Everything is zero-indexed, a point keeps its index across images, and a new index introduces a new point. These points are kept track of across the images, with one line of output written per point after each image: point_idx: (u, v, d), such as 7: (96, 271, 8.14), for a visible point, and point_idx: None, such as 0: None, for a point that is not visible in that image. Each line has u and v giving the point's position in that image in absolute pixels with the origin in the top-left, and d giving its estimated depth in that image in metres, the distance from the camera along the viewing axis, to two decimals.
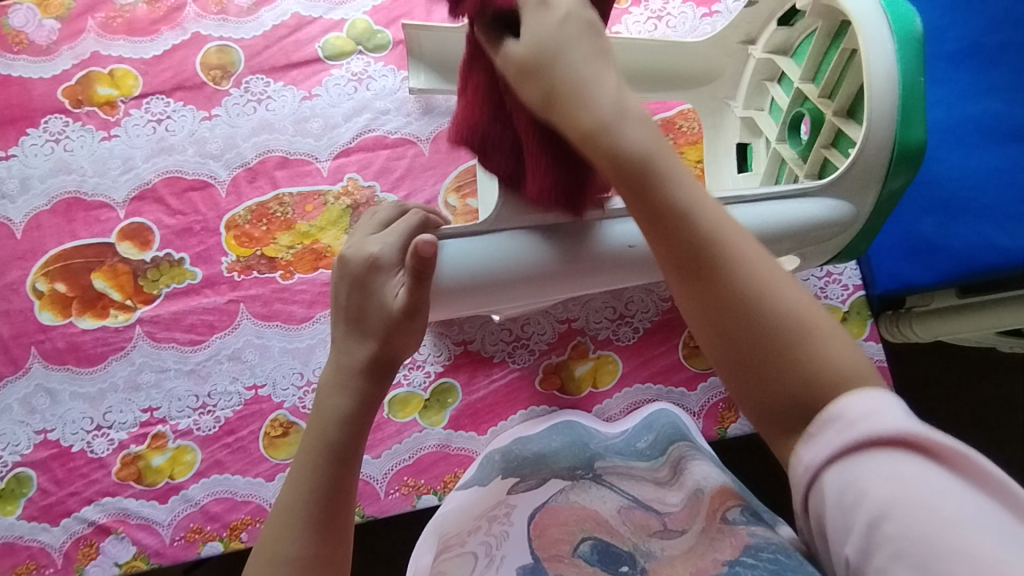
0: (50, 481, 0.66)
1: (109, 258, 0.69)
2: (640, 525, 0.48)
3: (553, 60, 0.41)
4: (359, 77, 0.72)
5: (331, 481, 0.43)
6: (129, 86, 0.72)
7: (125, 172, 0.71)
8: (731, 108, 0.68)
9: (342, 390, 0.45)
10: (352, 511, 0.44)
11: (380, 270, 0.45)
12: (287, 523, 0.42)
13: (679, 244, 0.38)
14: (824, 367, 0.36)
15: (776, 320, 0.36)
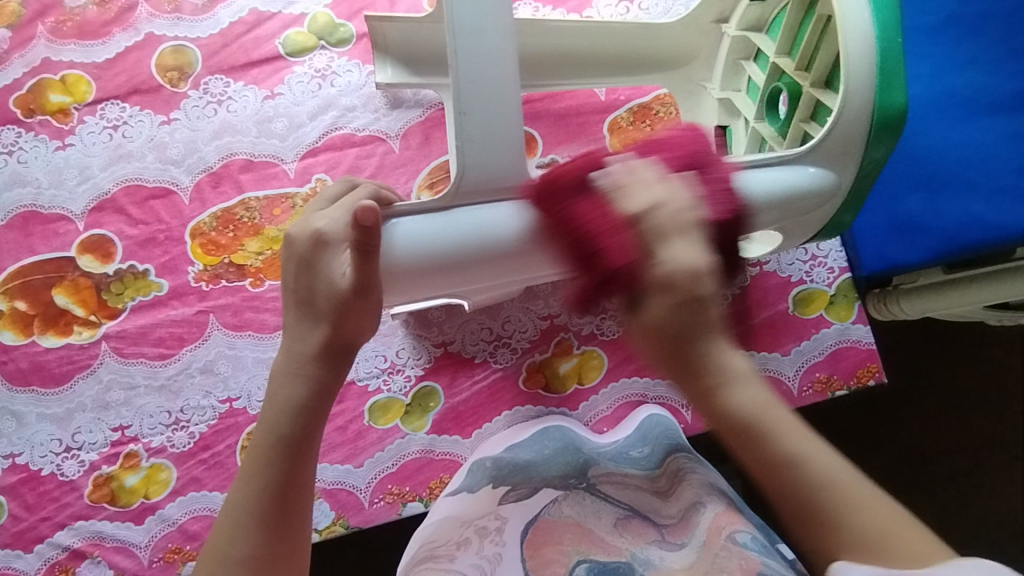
0: (21, 507, 0.63)
1: (70, 273, 0.67)
2: (637, 536, 0.45)
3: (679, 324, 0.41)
4: (323, 73, 0.69)
5: (286, 476, 0.42)
6: (82, 92, 0.69)
7: (83, 182, 0.68)
8: (706, 89, 0.66)
9: (295, 375, 0.43)
10: (307, 509, 0.43)
11: (327, 250, 0.42)
12: (240, 522, 0.41)
13: (789, 489, 0.42)
14: (909, 541, 0.40)
15: (871, 529, 0.40)
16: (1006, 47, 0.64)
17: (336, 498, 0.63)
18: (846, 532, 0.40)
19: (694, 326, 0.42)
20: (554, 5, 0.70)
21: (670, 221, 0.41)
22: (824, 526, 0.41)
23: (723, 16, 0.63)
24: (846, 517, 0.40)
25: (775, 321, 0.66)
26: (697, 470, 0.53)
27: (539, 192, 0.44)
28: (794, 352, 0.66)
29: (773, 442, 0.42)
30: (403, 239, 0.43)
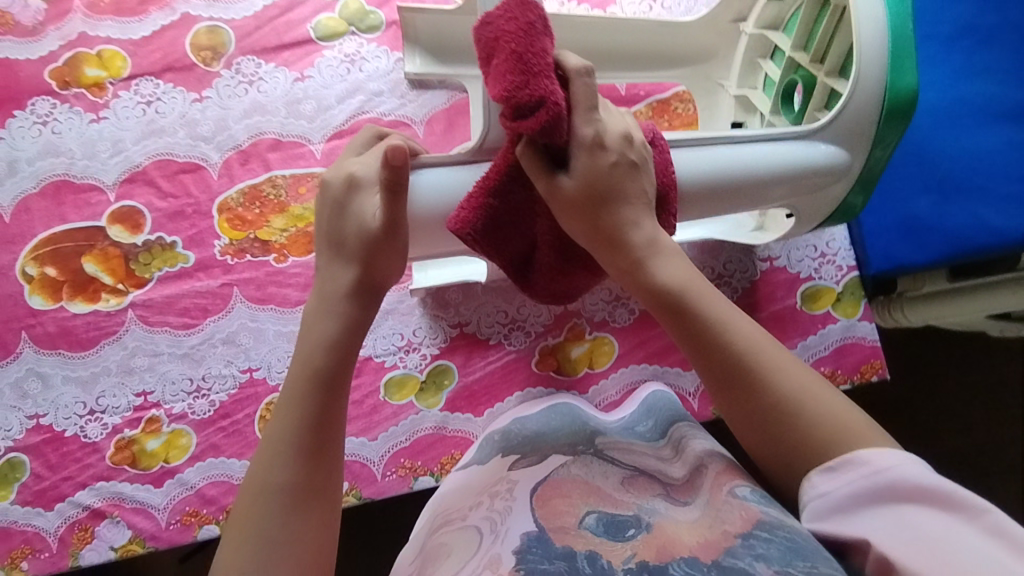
0: (44, 467, 0.65)
1: (100, 242, 0.69)
2: (642, 489, 0.48)
3: (603, 193, 0.45)
4: (351, 58, 0.72)
5: (319, 408, 0.43)
6: (117, 67, 0.71)
7: (115, 155, 0.70)
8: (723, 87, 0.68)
9: (328, 316, 0.46)
10: (340, 444, 0.44)
11: (359, 194, 0.47)
12: (278, 455, 0.42)
13: (717, 356, 0.45)
14: (821, 410, 0.42)
15: (780, 399, 0.43)
16: (1011, 58, 0.67)
17: (350, 470, 0.65)
18: (754, 397, 0.44)
19: (613, 191, 0.46)
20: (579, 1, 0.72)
21: (597, 95, 0.45)
22: (737, 388, 0.44)
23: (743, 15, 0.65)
24: (754, 380, 0.44)
25: (782, 314, 0.68)
26: (699, 437, 0.55)
27: (486, 29, 0.42)
28: (800, 346, 0.67)
29: (696, 305, 0.45)
30: (424, 191, 0.48)
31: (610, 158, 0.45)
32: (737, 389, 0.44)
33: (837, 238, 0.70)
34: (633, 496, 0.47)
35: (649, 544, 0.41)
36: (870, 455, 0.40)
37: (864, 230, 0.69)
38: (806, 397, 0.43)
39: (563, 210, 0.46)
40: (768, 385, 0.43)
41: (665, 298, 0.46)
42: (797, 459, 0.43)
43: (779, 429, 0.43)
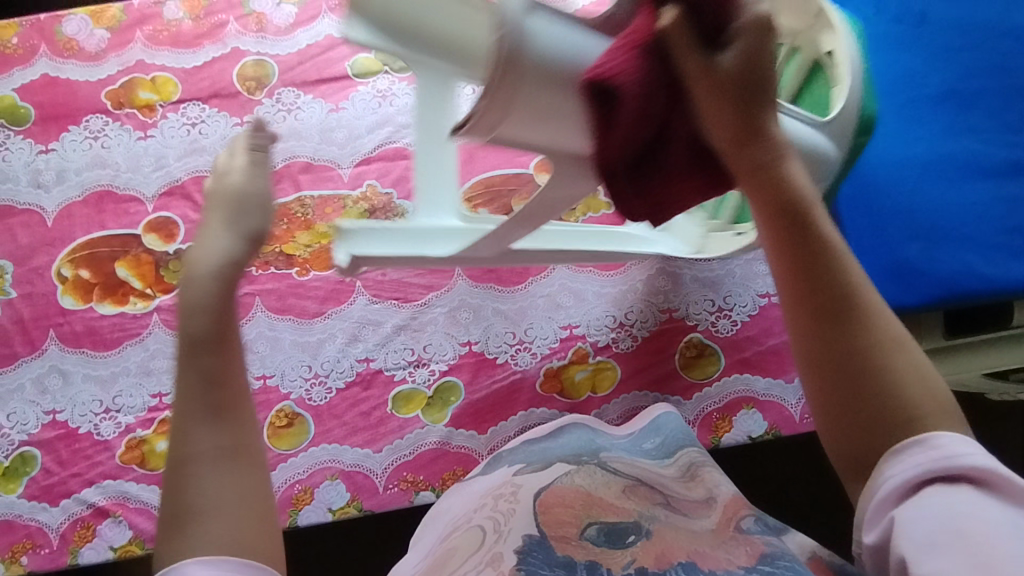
0: (54, 462, 0.67)
1: (133, 248, 0.73)
2: (644, 498, 0.50)
3: (751, 82, 0.40)
4: (383, 94, 0.78)
5: (212, 367, 0.41)
6: (168, 91, 0.77)
7: (157, 170, 0.75)
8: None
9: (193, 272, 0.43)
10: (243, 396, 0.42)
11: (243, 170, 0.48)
12: (191, 422, 0.40)
13: (822, 281, 0.40)
14: (906, 374, 0.39)
15: (872, 350, 0.39)
16: (994, 121, 0.72)
17: (353, 480, 0.67)
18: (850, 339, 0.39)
19: (761, 85, 0.40)
20: None
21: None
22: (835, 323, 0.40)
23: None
24: (855, 321, 0.39)
25: (779, 349, 0.71)
26: (709, 465, 0.56)
27: None
28: (797, 381, 0.70)
29: (812, 222, 0.41)
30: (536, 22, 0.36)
31: (771, 50, 0.40)
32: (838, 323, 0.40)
33: None
34: (635, 504, 0.49)
35: (647, 550, 0.44)
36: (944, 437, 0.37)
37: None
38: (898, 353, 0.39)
39: (713, 89, 0.39)
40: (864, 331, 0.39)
41: (782, 202, 0.40)
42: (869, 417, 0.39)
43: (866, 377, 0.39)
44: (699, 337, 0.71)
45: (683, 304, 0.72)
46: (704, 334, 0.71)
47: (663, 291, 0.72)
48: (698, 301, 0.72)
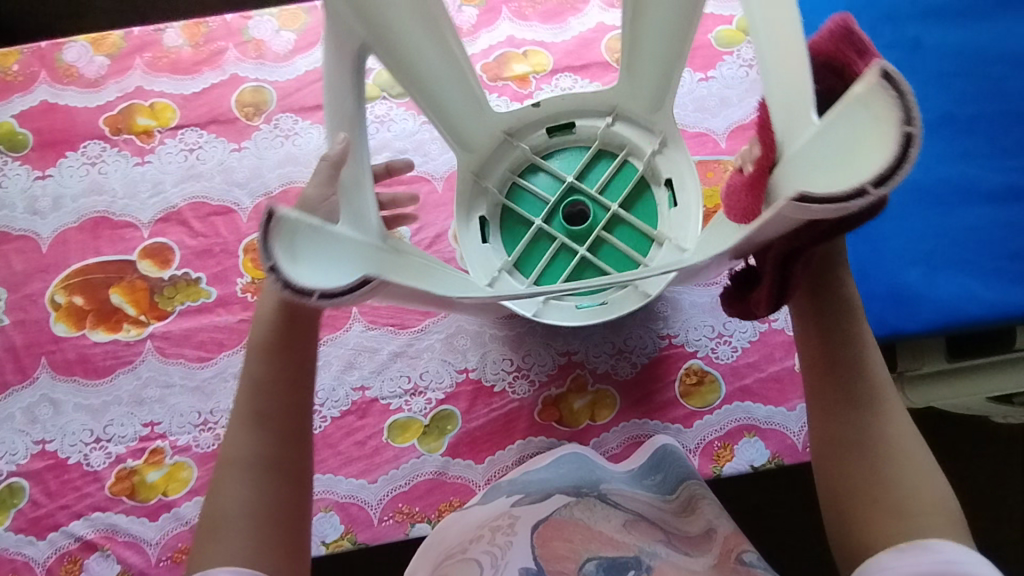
0: (42, 493, 0.65)
1: (128, 274, 0.72)
2: (645, 534, 0.49)
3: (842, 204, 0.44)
4: (381, 119, 0.78)
5: (273, 379, 0.48)
6: (166, 117, 0.77)
7: (153, 196, 0.75)
8: (491, 190, 0.65)
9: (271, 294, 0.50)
10: (294, 410, 0.48)
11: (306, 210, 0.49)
12: (249, 428, 0.47)
13: (846, 375, 0.45)
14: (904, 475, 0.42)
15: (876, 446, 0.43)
16: (992, 145, 0.71)
17: (348, 512, 0.65)
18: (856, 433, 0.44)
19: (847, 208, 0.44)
20: (592, 79, 0.80)
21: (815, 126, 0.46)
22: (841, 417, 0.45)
23: (514, 128, 0.65)
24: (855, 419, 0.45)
25: (781, 375, 0.69)
26: (708, 497, 0.55)
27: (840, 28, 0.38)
28: (799, 409, 0.68)
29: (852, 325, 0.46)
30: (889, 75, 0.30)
31: None
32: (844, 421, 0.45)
33: None
34: (636, 538, 0.49)
35: None
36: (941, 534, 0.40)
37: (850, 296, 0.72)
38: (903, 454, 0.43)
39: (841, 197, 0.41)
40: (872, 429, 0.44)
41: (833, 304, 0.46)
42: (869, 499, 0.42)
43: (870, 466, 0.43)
44: (698, 364, 0.70)
45: (681, 330, 0.71)
46: (704, 360, 0.70)
47: (662, 317, 0.71)
48: (698, 326, 0.71)
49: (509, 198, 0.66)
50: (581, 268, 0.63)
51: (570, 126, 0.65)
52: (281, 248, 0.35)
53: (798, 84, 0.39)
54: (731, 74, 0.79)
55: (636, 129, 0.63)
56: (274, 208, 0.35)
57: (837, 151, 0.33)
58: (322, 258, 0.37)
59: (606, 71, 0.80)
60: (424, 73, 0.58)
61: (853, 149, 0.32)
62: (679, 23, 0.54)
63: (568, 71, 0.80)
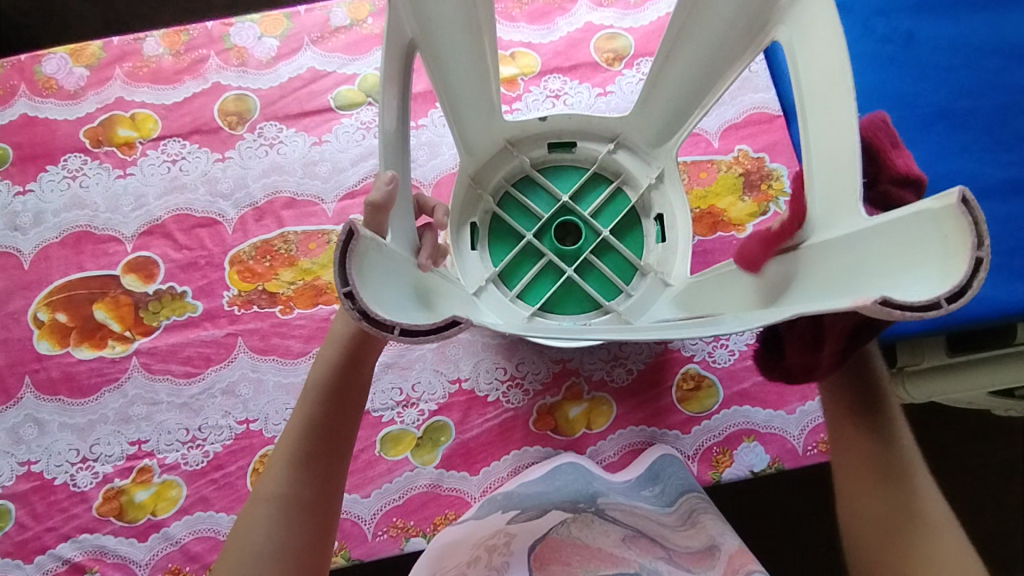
0: (28, 516, 0.64)
1: (112, 290, 0.71)
2: (645, 550, 0.49)
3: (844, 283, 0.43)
4: (367, 126, 0.76)
5: (326, 420, 0.48)
6: (148, 128, 0.76)
7: (136, 209, 0.73)
8: (486, 197, 0.63)
9: (334, 337, 0.50)
10: (339, 457, 0.48)
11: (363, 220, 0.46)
12: (292, 466, 0.47)
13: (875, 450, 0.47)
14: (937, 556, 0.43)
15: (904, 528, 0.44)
16: (988, 141, 0.70)
17: (340, 527, 0.64)
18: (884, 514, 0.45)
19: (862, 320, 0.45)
20: (581, 80, 0.78)
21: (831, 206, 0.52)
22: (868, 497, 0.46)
23: (516, 138, 0.64)
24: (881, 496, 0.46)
25: None
26: (711, 511, 0.54)
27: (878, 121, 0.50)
28: (798, 412, 0.67)
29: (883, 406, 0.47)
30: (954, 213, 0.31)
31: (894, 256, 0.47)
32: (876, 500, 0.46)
33: None
34: (636, 554, 0.49)
35: None
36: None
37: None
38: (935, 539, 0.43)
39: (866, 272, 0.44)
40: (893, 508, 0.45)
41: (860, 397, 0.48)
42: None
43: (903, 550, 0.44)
44: (695, 368, 0.69)
45: None
46: (701, 365, 0.69)
47: None
48: None
49: (500, 206, 0.64)
50: (567, 290, 0.62)
51: (572, 146, 0.65)
52: (360, 275, 0.32)
53: (847, 168, 0.40)
54: None
55: (635, 161, 0.64)
56: (355, 224, 0.32)
57: (887, 257, 0.35)
58: (388, 288, 0.35)
59: (596, 71, 0.79)
60: (453, 79, 0.55)
61: (908, 261, 0.34)
62: (710, 79, 0.55)
63: (557, 72, 0.79)
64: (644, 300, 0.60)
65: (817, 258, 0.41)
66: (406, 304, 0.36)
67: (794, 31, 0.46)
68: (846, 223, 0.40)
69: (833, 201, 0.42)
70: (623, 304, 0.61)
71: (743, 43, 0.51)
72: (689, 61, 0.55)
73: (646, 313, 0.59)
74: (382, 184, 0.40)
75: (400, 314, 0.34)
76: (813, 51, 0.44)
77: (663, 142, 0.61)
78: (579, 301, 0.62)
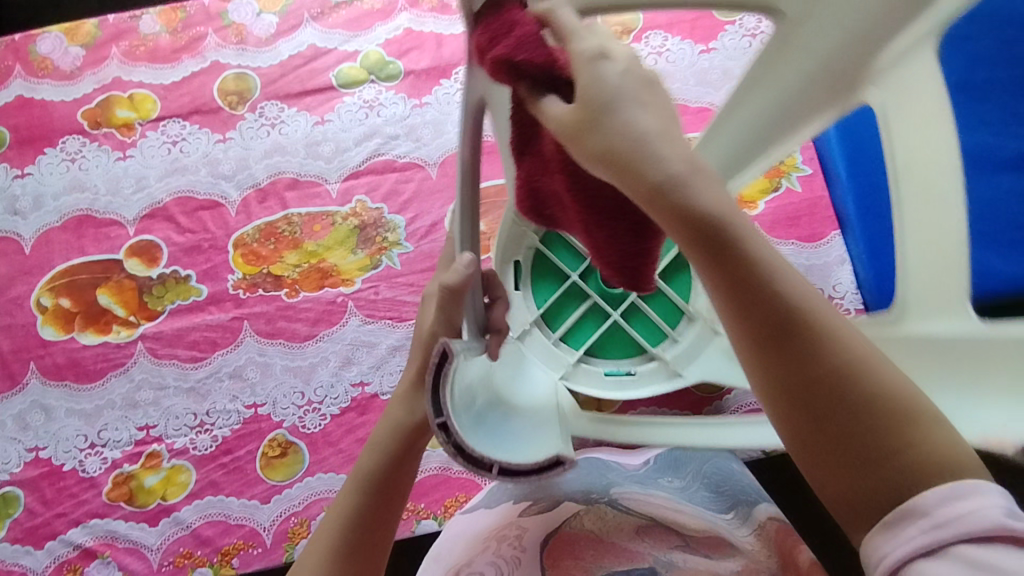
0: (38, 502, 0.64)
1: (115, 274, 0.70)
2: (660, 541, 0.48)
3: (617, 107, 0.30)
4: (370, 104, 0.75)
5: (368, 512, 0.40)
6: (147, 109, 0.74)
7: (137, 191, 0.72)
8: (530, 235, 0.60)
9: (385, 420, 0.44)
10: (381, 553, 0.40)
11: (426, 302, 0.47)
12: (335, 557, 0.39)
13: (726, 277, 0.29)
14: (897, 374, 0.29)
15: (866, 342, 0.29)
16: None
17: None
18: (828, 308, 0.30)
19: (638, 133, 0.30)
20: None
21: None
22: (805, 283, 0.30)
23: None
24: (780, 280, 0.29)
25: None
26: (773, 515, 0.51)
27: None
28: None
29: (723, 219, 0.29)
30: None
31: None
32: (740, 293, 0.29)
33: (844, 282, 0.69)
34: (648, 546, 0.48)
35: None
36: (929, 500, 0.26)
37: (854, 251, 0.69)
38: (701, 185, 0.30)
39: None
40: (798, 287, 0.30)
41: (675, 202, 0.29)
42: (817, 421, 0.28)
43: (774, 380, 0.29)
44: None
45: None
46: None
47: None
48: None
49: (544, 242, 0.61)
50: (611, 334, 0.61)
51: None
52: (452, 399, 0.37)
53: (949, 264, 0.36)
54: (734, 45, 0.76)
55: None
56: (448, 344, 0.37)
57: (958, 367, 0.36)
58: (477, 410, 0.40)
59: None
60: None
61: (980, 375, 0.35)
62: None
63: None
64: (693, 347, 0.58)
65: (896, 350, 0.39)
66: (496, 430, 0.40)
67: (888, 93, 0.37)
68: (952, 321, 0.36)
69: (929, 296, 0.38)
70: (670, 350, 0.59)
71: (820, 100, 0.39)
72: (754, 100, 0.42)
73: (695, 361, 0.58)
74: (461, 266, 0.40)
75: (501, 451, 0.39)
76: (909, 121, 0.37)
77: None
78: (623, 344, 0.61)
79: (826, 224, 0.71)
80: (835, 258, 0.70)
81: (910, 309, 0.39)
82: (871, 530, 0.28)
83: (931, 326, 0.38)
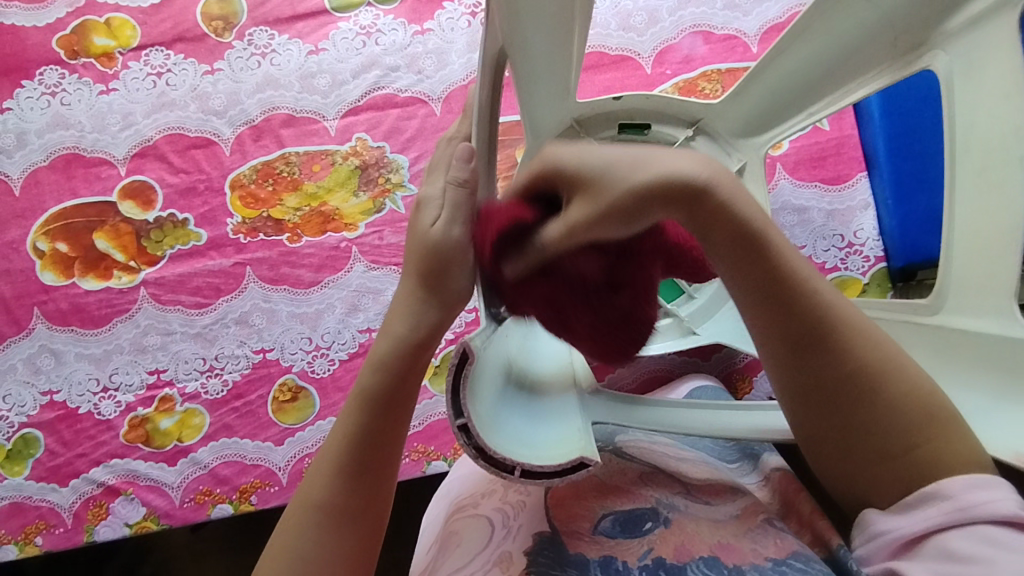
0: (58, 443, 0.65)
1: (111, 217, 0.67)
2: (662, 484, 0.43)
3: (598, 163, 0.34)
4: (367, 31, 0.69)
5: (373, 427, 0.39)
6: (126, 36, 0.69)
7: (125, 128, 0.68)
8: None
9: (384, 334, 0.40)
10: (391, 465, 0.40)
11: (422, 207, 0.42)
12: (338, 468, 0.38)
13: (784, 318, 0.34)
14: (913, 377, 0.34)
15: (889, 347, 0.35)
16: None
17: None
18: (855, 318, 0.35)
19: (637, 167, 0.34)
20: None
21: None
22: (835, 296, 0.35)
23: (584, 116, 0.53)
24: (819, 300, 0.34)
25: None
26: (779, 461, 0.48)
27: None
28: None
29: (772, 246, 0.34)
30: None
31: None
32: (789, 315, 0.34)
33: (865, 228, 0.66)
34: (651, 488, 0.43)
35: (665, 539, 0.38)
36: (954, 486, 0.32)
37: (879, 194, 0.66)
38: (726, 183, 0.33)
39: None
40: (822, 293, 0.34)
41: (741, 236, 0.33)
42: (844, 422, 0.34)
43: (803, 383, 0.35)
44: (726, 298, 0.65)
45: None
46: None
47: None
48: None
49: None
50: None
51: (645, 128, 0.54)
52: (472, 400, 0.36)
53: (999, 254, 0.37)
54: None
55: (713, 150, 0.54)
56: (468, 345, 0.37)
57: (997, 369, 0.37)
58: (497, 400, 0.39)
59: None
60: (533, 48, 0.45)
61: (1008, 387, 0.36)
62: (826, 80, 0.47)
63: None
64: (709, 305, 0.58)
65: (926, 342, 0.41)
66: (520, 420, 0.39)
67: (957, 59, 0.40)
68: (990, 315, 0.38)
69: (968, 288, 0.39)
70: (685, 306, 0.59)
71: (876, 59, 0.44)
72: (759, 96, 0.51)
73: (711, 320, 0.58)
74: (461, 162, 0.41)
75: (525, 454, 0.37)
76: (981, 92, 0.38)
77: (751, 134, 0.53)
78: None
79: (854, 165, 0.66)
80: (859, 203, 0.66)
81: (949, 299, 0.41)
82: (890, 506, 0.34)
83: (966, 320, 0.39)
